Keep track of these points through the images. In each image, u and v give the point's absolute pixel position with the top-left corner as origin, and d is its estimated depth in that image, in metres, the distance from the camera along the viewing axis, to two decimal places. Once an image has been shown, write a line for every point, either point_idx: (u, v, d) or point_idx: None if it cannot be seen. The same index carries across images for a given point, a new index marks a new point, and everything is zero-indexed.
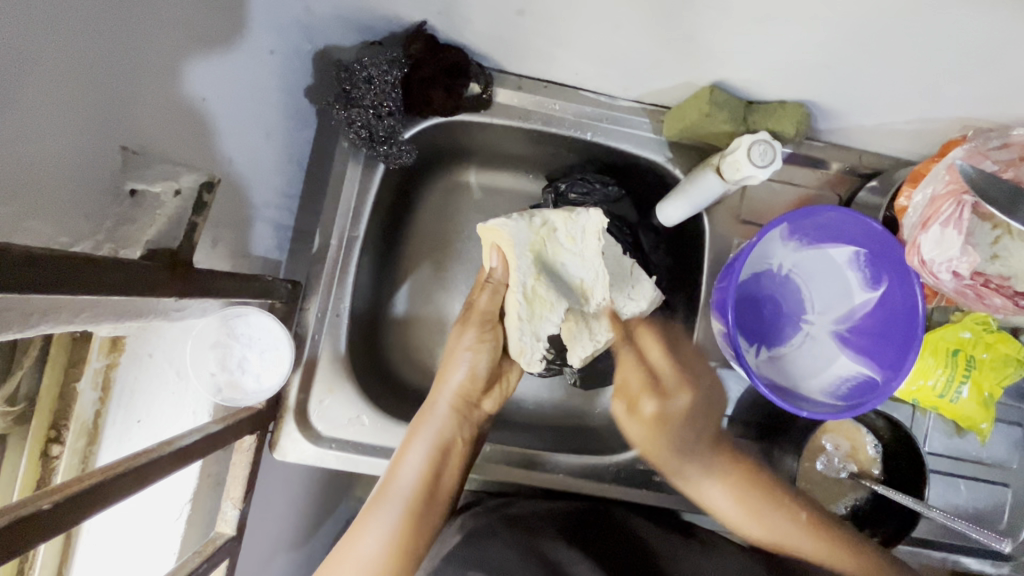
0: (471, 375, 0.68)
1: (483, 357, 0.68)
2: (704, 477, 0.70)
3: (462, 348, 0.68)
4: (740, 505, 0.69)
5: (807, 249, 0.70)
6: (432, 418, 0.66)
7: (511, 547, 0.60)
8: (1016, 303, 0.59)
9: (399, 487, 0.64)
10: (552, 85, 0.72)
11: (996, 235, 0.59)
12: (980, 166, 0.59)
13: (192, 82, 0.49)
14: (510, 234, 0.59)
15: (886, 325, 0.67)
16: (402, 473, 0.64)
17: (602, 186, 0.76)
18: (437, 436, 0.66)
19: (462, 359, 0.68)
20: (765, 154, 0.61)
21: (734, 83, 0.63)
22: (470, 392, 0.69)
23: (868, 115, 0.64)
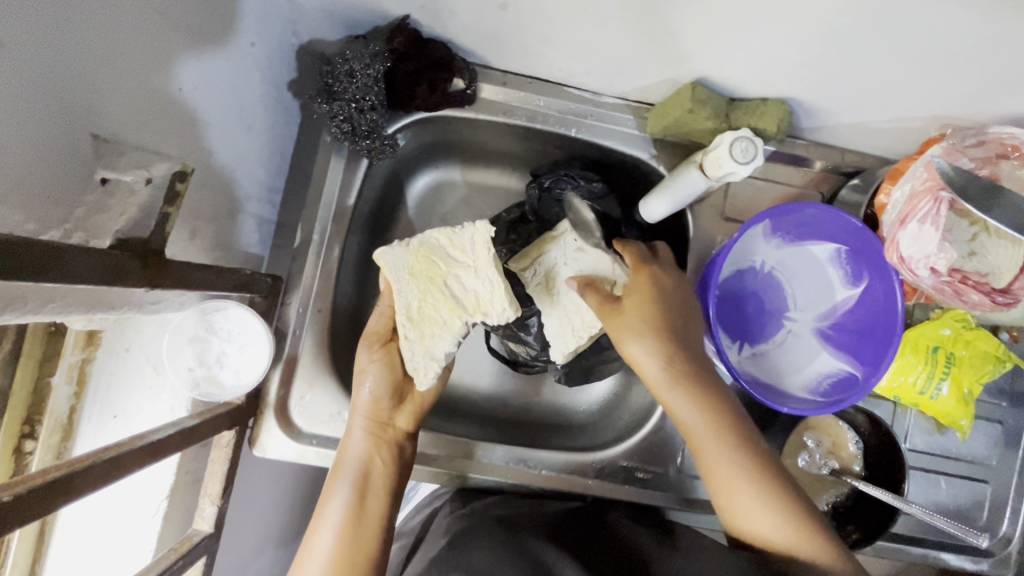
0: (376, 395, 0.65)
1: (374, 375, 0.65)
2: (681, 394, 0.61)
3: (362, 367, 0.66)
4: (709, 429, 0.60)
5: (789, 246, 0.71)
6: (352, 444, 0.63)
7: (498, 547, 0.59)
8: (993, 299, 0.59)
9: (330, 516, 0.59)
10: (537, 81, 0.72)
11: (973, 232, 0.60)
12: (957, 163, 0.58)
13: (178, 77, 0.50)
14: (384, 259, 0.62)
15: (865, 322, 0.67)
16: (332, 501, 0.60)
17: (587, 182, 0.75)
18: (354, 458, 0.62)
19: (365, 378, 0.65)
20: (746, 151, 0.62)
21: (716, 79, 0.63)
22: (379, 410, 0.65)
23: (849, 113, 0.65)
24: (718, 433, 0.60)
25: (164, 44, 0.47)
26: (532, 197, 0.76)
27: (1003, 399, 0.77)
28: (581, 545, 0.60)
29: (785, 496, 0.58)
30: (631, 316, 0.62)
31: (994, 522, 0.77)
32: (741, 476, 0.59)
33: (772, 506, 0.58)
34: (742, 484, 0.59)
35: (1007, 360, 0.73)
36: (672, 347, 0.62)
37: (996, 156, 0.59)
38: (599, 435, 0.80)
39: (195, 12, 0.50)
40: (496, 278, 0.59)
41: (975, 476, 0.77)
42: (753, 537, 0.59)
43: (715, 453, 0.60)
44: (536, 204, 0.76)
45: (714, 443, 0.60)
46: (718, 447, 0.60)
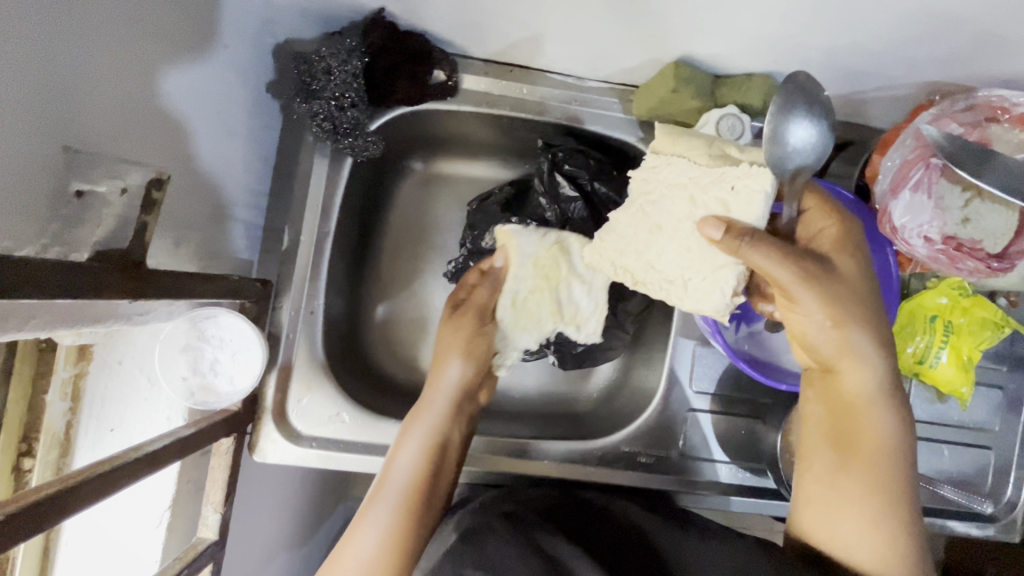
0: (465, 376, 0.66)
1: (474, 358, 0.66)
2: (868, 371, 0.53)
3: (447, 328, 0.66)
4: (872, 423, 0.53)
5: None
6: (417, 422, 0.64)
7: (509, 541, 0.56)
8: (988, 265, 0.59)
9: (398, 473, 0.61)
10: (518, 68, 0.71)
11: (967, 197, 0.58)
12: (947, 130, 0.57)
13: (140, 80, 0.47)
14: (517, 241, 0.64)
15: None
16: (395, 472, 0.61)
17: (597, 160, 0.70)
18: (421, 435, 0.63)
19: (444, 340, 0.66)
20: (734, 128, 0.62)
21: (699, 57, 0.62)
22: (457, 374, 0.65)
23: (835, 84, 0.64)
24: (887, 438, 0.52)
25: (133, 50, 0.46)
26: (542, 167, 0.69)
27: (1003, 363, 0.77)
28: (600, 542, 0.57)
29: (912, 513, 0.51)
30: (845, 286, 0.52)
31: (999, 488, 0.77)
32: (887, 478, 0.52)
33: (903, 518, 0.51)
34: (879, 484, 0.52)
35: (1007, 325, 0.72)
36: (865, 322, 0.52)
37: (985, 119, 0.57)
38: (600, 421, 0.80)
39: (161, 15, 0.48)
40: (602, 299, 0.68)
41: (979, 442, 0.77)
42: (837, 543, 0.52)
43: (863, 442, 0.53)
44: (544, 175, 0.70)
45: (875, 444, 0.52)
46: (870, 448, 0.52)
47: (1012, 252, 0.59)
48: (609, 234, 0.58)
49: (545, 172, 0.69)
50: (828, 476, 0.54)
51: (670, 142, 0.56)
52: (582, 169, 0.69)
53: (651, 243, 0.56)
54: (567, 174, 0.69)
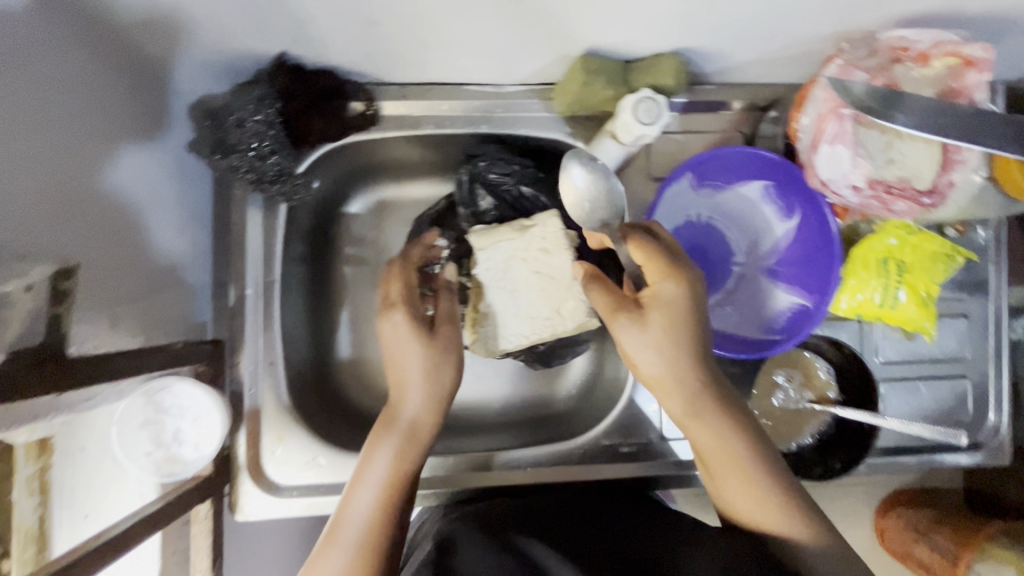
0: (427, 402, 0.58)
1: (438, 378, 0.59)
2: (710, 394, 0.53)
3: (417, 356, 0.59)
4: (728, 437, 0.52)
5: (721, 194, 0.71)
6: (372, 464, 0.55)
7: (486, 551, 0.52)
8: (920, 203, 0.60)
9: (366, 488, 0.53)
10: (435, 85, 0.71)
11: (888, 139, 0.59)
12: (851, 80, 0.57)
13: (37, 172, 0.47)
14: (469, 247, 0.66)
15: (808, 251, 0.67)
16: (349, 514, 0.52)
17: (522, 166, 0.70)
18: (380, 474, 0.54)
19: (410, 367, 0.58)
20: (649, 111, 0.62)
21: (605, 47, 0.62)
22: (429, 406, 0.58)
23: (743, 50, 0.64)
24: (738, 452, 0.52)
25: (20, 142, 0.46)
26: (463, 179, 0.69)
27: (963, 292, 0.77)
28: (588, 535, 0.53)
29: (790, 498, 0.51)
30: (651, 333, 0.51)
31: (981, 413, 0.78)
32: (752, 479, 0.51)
33: (774, 510, 0.50)
34: (750, 484, 0.51)
35: (958, 255, 0.73)
36: (682, 348, 0.51)
37: (890, 62, 0.57)
38: (581, 419, 0.79)
39: (43, 103, 0.48)
40: None
41: (953, 373, 0.78)
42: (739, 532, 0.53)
43: (716, 458, 0.53)
44: (466, 186, 0.69)
45: (729, 459, 0.52)
46: (736, 460, 0.52)
47: (942, 185, 0.60)
48: (490, 320, 0.63)
49: (467, 182, 0.69)
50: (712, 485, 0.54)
51: (484, 239, 0.61)
52: (505, 177, 0.69)
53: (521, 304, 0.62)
54: (489, 184, 0.68)
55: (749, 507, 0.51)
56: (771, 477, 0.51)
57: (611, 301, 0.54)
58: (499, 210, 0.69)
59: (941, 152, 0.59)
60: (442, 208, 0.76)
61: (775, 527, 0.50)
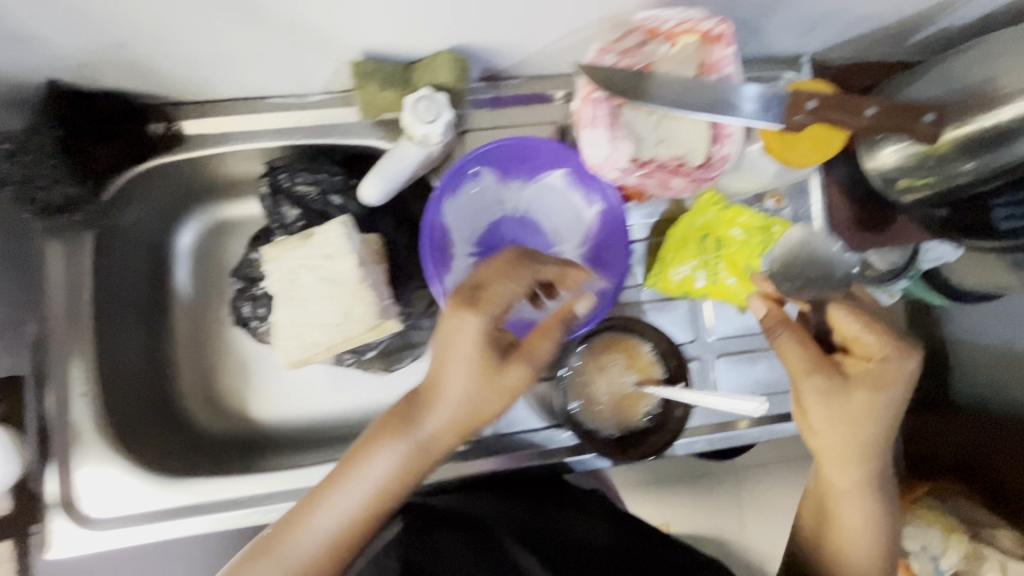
0: (459, 413, 0.56)
1: (464, 388, 0.55)
2: (833, 423, 0.62)
3: (465, 373, 0.55)
4: (848, 451, 0.63)
5: (530, 185, 0.71)
6: (374, 462, 0.57)
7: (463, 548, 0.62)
8: (694, 179, 0.61)
9: (362, 483, 0.57)
10: (235, 101, 0.70)
11: (655, 119, 0.59)
12: (602, 63, 0.57)
13: None
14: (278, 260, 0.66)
15: (610, 234, 0.68)
16: (302, 538, 0.56)
17: (327, 174, 0.69)
18: (375, 476, 0.57)
19: (456, 375, 0.55)
20: (428, 108, 0.62)
21: (377, 51, 0.62)
22: (426, 439, 0.57)
23: (523, 42, 0.64)
24: (851, 463, 0.64)
25: None
26: (264, 191, 0.68)
27: None
28: (549, 546, 0.64)
29: (869, 478, 0.65)
30: (858, 399, 0.61)
31: None
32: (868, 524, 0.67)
33: (868, 495, 0.66)
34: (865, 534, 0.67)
35: (775, 227, 0.73)
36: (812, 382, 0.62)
37: (642, 42, 0.57)
38: None
39: None
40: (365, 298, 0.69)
41: None
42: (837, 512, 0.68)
43: (829, 463, 0.65)
44: (268, 198, 0.68)
45: (836, 460, 0.64)
46: (840, 461, 0.64)
47: (716, 159, 0.61)
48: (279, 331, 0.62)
49: (269, 194, 0.69)
50: (837, 467, 0.65)
51: (273, 247, 0.61)
52: (309, 186, 0.69)
53: (308, 312, 0.61)
54: (292, 194, 0.68)
55: (846, 484, 0.65)
56: (866, 471, 0.65)
57: (806, 360, 0.62)
58: (306, 219, 0.69)
59: (709, 127, 0.60)
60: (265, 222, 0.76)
61: (841, 504, 0.67)
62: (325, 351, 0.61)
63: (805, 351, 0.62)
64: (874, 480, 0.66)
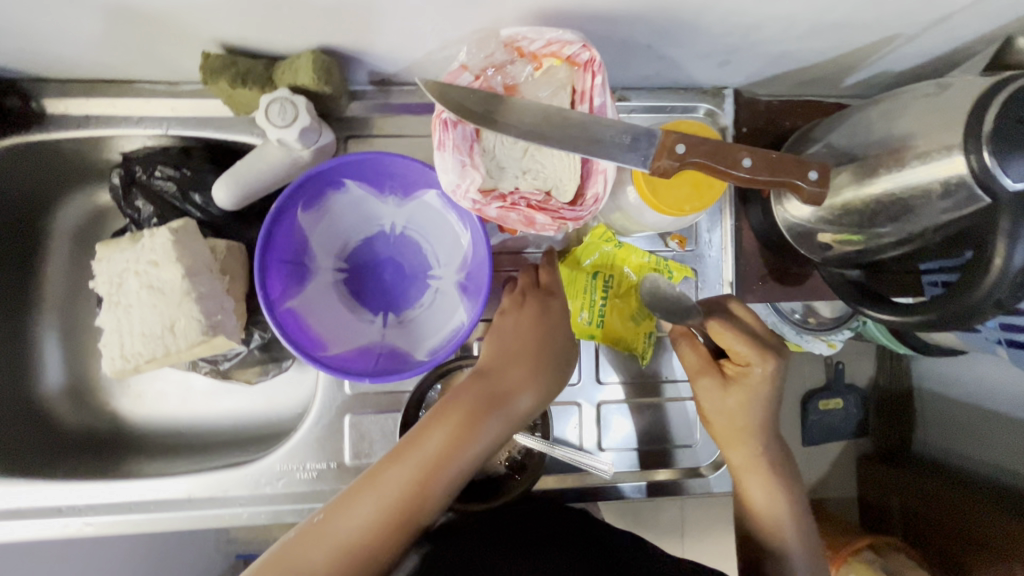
0: (467, 438, 0.54)
1: (473, 411, 0.55)
2: (728, 413, 0.61)
3: (541, 350, 0.60)
4: (755, 436, 0.61)
5: (406, 203, 0.66)
6: (425, 439, 0.54)
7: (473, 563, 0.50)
8: (560, 218, 0.54)
9: (369, 509, 0.51)
10: (102, 83, 0.66)
11: (520, 148, 0.54)
12: (457, 82, 0.53)
13: None
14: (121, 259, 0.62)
15: (480, 260, 0.64)
16: (343, 519, 0.51)
17: (185, 169, 0.65)
18: (342, 535, 0.50)
19: (528, 373, 0.59)
20: (283, 112, 0.57)
21: (235, 44, 0.57)
22: (509, 419, 0.57)
23: (400, 49, 0.59)
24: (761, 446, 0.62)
25: None
26: (118, 181, 0.64)
27: None
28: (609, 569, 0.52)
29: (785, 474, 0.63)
30: (756, 390, 0.60)
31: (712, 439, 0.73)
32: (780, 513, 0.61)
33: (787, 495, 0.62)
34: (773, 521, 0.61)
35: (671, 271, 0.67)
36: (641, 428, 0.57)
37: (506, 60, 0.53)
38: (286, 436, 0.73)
39: None
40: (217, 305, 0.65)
41: (678, 397, 0.73)
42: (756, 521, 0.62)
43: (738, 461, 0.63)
44: (121, 189, 0.64)
45: (745, 455, 0.62)
46: (735, 446, 0.62)
47: (586, 199, 0.55)
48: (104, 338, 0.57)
49: (123, 185, 0.64)
50: (748, 469, 0.62)
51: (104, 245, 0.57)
52: (162, 180, 0.64)
53: (132, 320, 0.56)
54: (145, 187, 0.64)
55: (760, 482, 0.62)
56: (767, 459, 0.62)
57: (698, 362, 0.62)
58: (159, 214, 0.64)
59: (581, 163, 0.54)
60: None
61: (759, 507, 0.62)
62: (147, 362, 0.57)
63: (700, 355, 0.62)
64: (783, 468, 0.63)
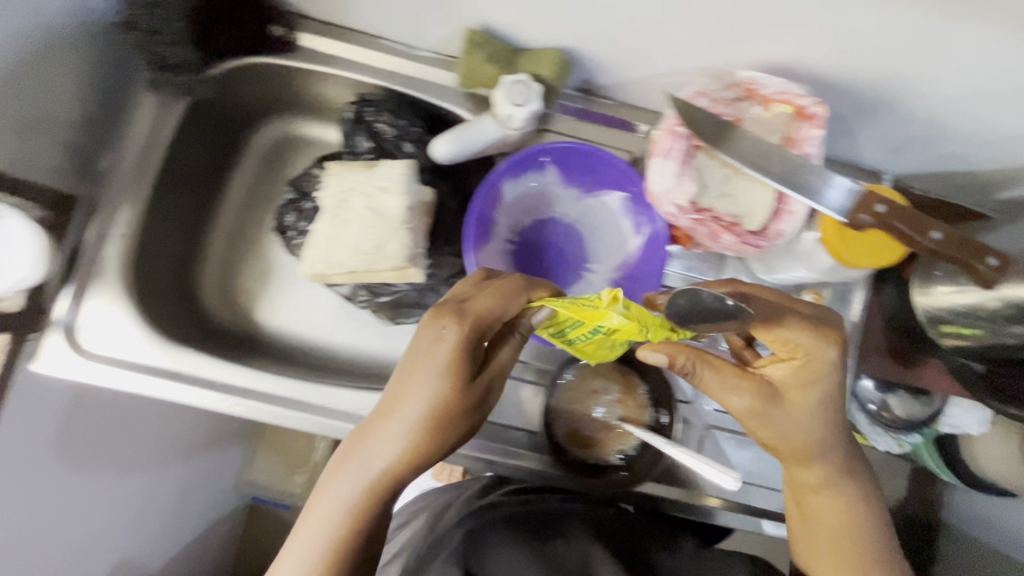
0: (433, 401, 0.51)
1: (432, 380, 0.51)
2: (790, 433, 0.54)
3: (427, 396, 0.51)
4: (817, 463, 0.55)
5: (587, 198, 0.73)
6: (408, 399, 0.52)
7: (511, 545, 0.62)
8: (744, 240, 0.61)
9: (376, 454, 0.52)
10: (353, 32, 0.75)
11: (726, 173, 0.61)
12: (695, 104, 0.59)
13: None
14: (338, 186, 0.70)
15: (648, 268, 0.69)
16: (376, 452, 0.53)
17: (407, 122, 0.73)
18: (374, 465, 0.52)
19: (415, 404, 0.52)
20: (521, 93, 0.65)
21: (495, 26, 0.66)
22: (457, 392, 0.52)
23: (628, 65, 0.67)
24: (840, 499, 0.56)
25: None
26: (348, 117, 0.72)
27: None
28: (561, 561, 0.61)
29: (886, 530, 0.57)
30: (810, 410, 0.53)
31: None
32: (854, 553, 0.55)
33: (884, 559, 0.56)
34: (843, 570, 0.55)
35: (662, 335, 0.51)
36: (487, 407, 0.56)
37: (741, 97, 0.60)
38: None
39: None
40: None
41: None
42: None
43: (826, 515, 0.57)
44: (349, 125, 0.72)
45: (829, 506, 0.57)
46: (820, 484, 0.57)
47: (771, 232, 0.61)
48: (314, 244, 0.64)
49: (351, 121, 0.73)
50: (818, 517, 0.57)
51: (338, 165, 0.65)
52: (387, 126, 0.72)
53: (345, 235, 0.63)
54: (370, 129, 0.72)
55: (844, 531, 0.56)
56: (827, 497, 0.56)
57: (732, 379, 0.54)
58: (374, 154, 0.73)
59: (775, 199, 0.61)
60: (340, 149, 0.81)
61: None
62: (348, 274, 0.63)
63: (728, 373, 0.54)
64: (873, 515, 0.57)
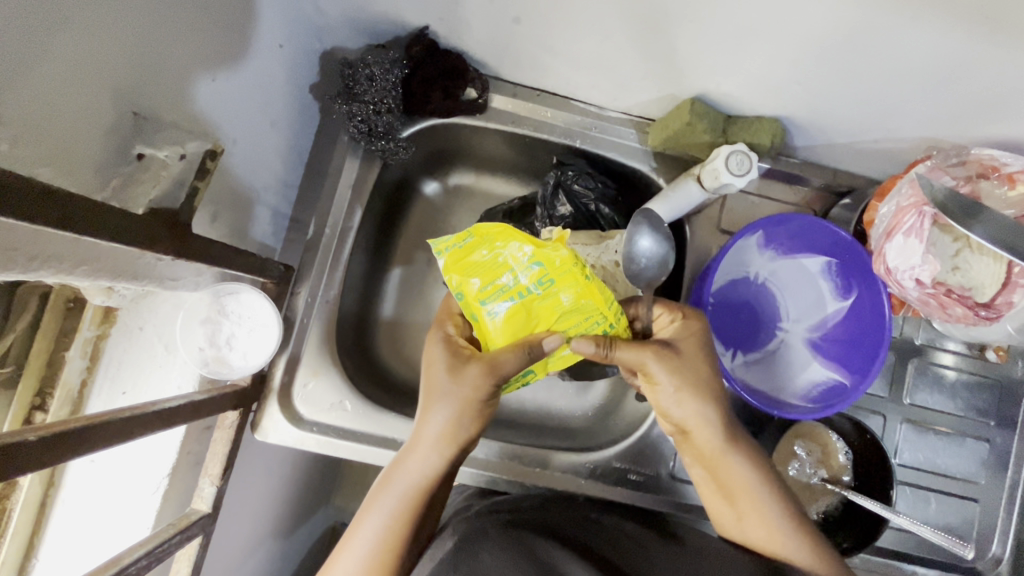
0: (447, 425, 0.57)
1: (441, 406, 0.57)
2: (695, 407, 0.59)
3: (450, 405, 0.57)
4: (728, 433, 0.60)
5: (783, 259, 0.74)
6: (429, 421, 0.58)
7: (504, 550, 0.51)
8: (977, 313, 0.62)
9: (408, 470, 0.58)
10: (544, 94, 0.75)
11: (957, 247, 0.62)
12: (940, 181, 0.61)
13: (203, 91, 0.52)
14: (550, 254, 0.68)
15: (855, 332, 0.70)
16: (408, 467, 0.57)
17: (603, 185, 0.75)
18: (415, 482, 0.57)
19: (438, 414, 0.57)
20: (741, 164, 0.65)
21: (714, 96, 0.66)
22: (473, 413, 0.58)
23: (840, 133, 0.68)
24: (755, 484, 0.59)
25: (191, 35, 0.48)
26: (550, 181, 0.74)
27: (990, 417, 0.79)
28: (576, 539, 0.55)
29: (781, 496, 0.59)
30: (686, 367, 0.59)
31: (984, 542, 0.78)
32: (759, 499, 0.58)
33: (785, 528, 0.57)
34: (756, 517, 0.58)
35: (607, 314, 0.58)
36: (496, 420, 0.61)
37: (977, 175, 0.63)
38: (596, 438, 0.79)
39: (221, 9, 0.52)
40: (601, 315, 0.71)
41: (961, 494, 0.78)
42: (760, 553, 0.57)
43: (737, 491, 0.59)
44: (550, 188, 0.74)
45: (732, 480, 0.60)
46: (717, 459, 0.60)
47: (999, 304, 0.63)
48: None
49: (552, 185, 0.75)
50: (733, 493, 0.59)
51: None
52: (588, 190, 0.74)
53: None
54: (569, 192, 0.74)
55: (738, 494, 0.59)
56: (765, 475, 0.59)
57: (673, 356, 0.58)
58: (573, 218, 0.74)
59: (1006, 272, 0.61)
60: (516, 205, 0.82)
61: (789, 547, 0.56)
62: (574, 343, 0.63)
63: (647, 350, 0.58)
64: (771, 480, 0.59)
